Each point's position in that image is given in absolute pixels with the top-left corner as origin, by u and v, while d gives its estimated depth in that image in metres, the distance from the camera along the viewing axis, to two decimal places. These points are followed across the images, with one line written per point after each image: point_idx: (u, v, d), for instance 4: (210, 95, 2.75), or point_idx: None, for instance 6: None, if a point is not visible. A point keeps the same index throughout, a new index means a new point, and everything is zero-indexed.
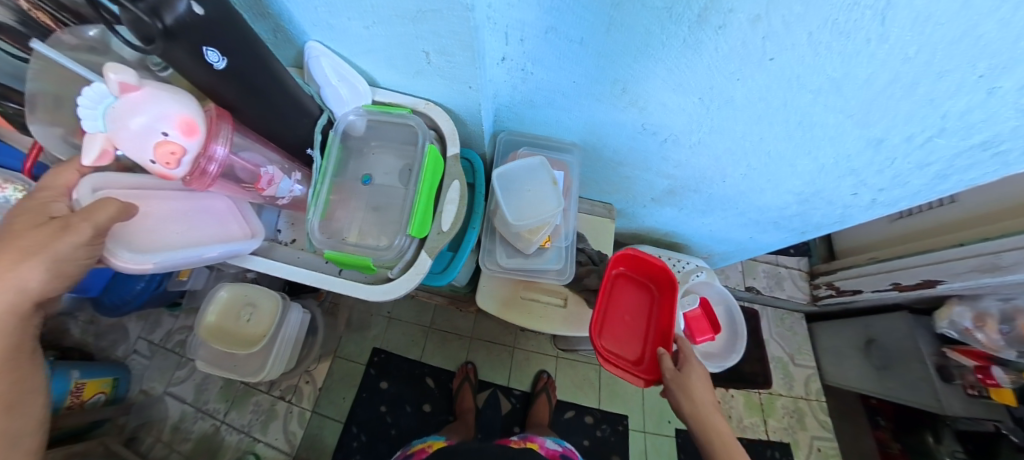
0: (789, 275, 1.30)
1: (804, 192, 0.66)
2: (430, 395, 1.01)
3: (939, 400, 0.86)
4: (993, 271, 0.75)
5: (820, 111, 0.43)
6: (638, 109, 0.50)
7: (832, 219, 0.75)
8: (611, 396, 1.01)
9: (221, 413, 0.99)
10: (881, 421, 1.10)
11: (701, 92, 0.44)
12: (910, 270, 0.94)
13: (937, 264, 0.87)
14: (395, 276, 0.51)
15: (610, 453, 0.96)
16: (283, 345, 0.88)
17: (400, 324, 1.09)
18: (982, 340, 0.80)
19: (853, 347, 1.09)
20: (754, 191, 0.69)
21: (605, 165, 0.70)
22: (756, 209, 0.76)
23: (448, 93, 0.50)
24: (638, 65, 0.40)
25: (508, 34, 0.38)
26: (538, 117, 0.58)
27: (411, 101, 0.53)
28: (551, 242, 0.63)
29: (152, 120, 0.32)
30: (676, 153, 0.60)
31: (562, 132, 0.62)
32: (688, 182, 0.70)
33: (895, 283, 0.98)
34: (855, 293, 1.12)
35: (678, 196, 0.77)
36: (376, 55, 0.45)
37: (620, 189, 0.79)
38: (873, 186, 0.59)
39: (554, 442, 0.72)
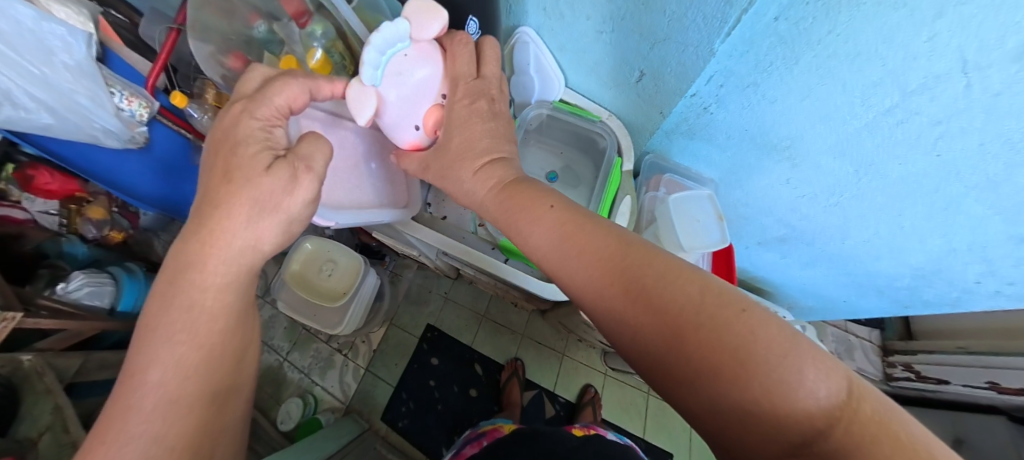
0: (860, 345, 1.22)
1: (923, 268, 0.63)
2: (477, 381, 1.05)
3: None
4: None
5: (970, 203, 0.43)
6: (790, 164, 0.51)
7: (945, 301, 0.71)
8: (657, 429, 0.99)
9: (284, 351, 1.07)
10: None
11: (858, 165, 0.45)
12: (1017, 372, 0.86)
13: None
14: None
15: None
16: (359, 304, 0.95)
17: (457, 306, 1.13)
18: None
19: None
20: (870, 257, 0.66)
21: (727, 202, 0.69)
22: (864, 273, 0.73)
23: (636, 111, 0.54)
24: (808, 126, 0.42)
25: (708, 77, 0.40)
26: (685, 148, 0.59)
27: (596, 108, 0.58)
28: None
29: (429, 77, 0.32)
30: (806, 207, 0.60)
31: (695, 167, 0.64)
32: (812, 237, 0.69)
33: (992, 382, 0.91)
34: (938, 383, 1.03)
35: (786, 243, 0.74)
36: (586, 57, 0.49)
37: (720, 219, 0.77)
38: (1001, 278, 0.56)
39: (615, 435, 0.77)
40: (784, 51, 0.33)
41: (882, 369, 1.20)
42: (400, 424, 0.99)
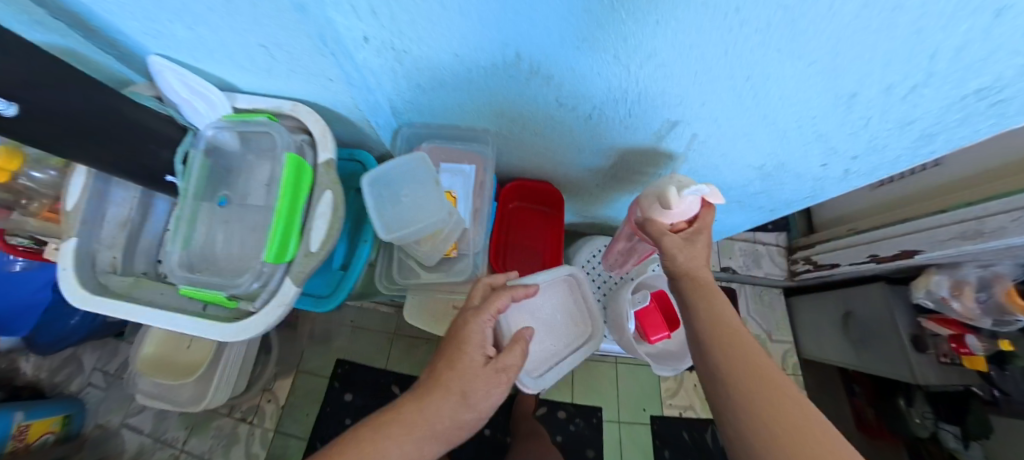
0: (766, 252, 1.25)
1: (767, 165, 0.60)
2: (396, 403, 1.02)
3: (913, 371, 0.90)
4: (977, 237, 0.75)
5: (776, 57, 0.32)
6: (544, 78, 0.43)
7: (804, 195, 0.72)
8: (585, 391, 1.07)
9: (180, 442, 0.97)
10: (857, 389, 1.20)
11: (616, 49, 0.34)
12: (892, 241, 0.93)
13: (923, 233, 0.86)
14: (256, 308, 0.55)
15: (585, 447, 1.01)
16: (228, 368, 0.86)
17: (366, 333, 1.08)
18: (958, 309, 0.86)
19: (831, 321, 1.12)
20: (707, 171, 0.65)
21: (525, 146, 0.67)
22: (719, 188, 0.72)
23: (322, 93, 0.52)
24: (528, 22, 0.31)
25: (354, 7, 0.31)
26: (437, 100, 0.53)
27: (274, 104, 0.57)
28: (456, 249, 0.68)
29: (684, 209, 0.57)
30: (611, 129, 0.54)
31: (479, 123, 0.61)
32: (626, 168, 0.67)
33: (873, 255, 0.98)
34: (832, 267, 1.09)
35: (618, 178, 0.72)
36: (221, 56, 0.48)
37: (546, 165, 0.74)
38: (845, 155, 0.53)
39: None
40: None
41: (787, 268, 1.24)
42: None
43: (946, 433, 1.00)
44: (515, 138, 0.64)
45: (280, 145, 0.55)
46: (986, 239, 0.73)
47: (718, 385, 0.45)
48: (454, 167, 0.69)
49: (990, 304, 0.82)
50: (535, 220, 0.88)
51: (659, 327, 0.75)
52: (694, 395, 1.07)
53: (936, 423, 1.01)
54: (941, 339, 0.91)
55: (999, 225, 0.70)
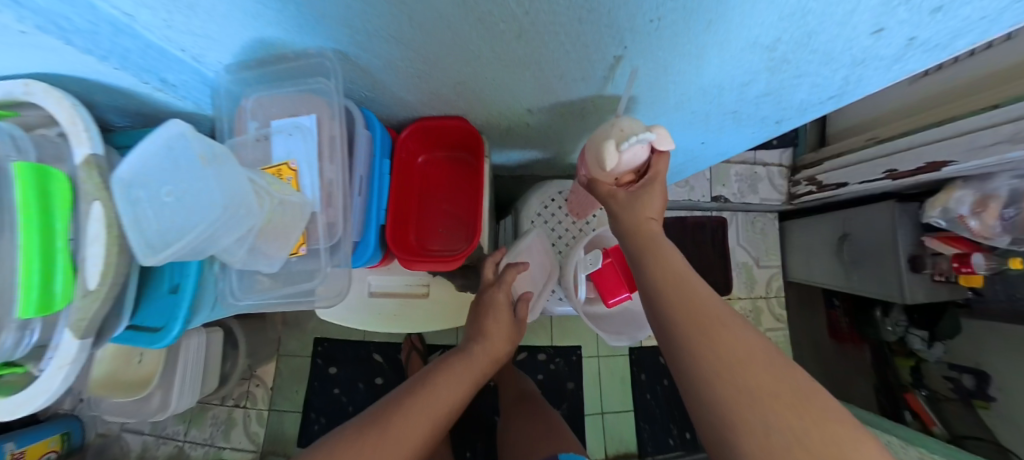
0: (765, 174, 1.13)
1: (780, 44, 0.37)
2: (381, 370, 1.00)
3: (902, 293, 0.86)
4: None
5: None
6: None
7: (825, 93, 0.51)
8: (563, 333, 1.06)
9: (181, 434, 0.98)
10: (836, 302, 1.22)
11: None
12: (919, 152, 0.78)
13: (960, 139, 0.70)
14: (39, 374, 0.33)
15: (565, 381, 1.03)
16: (188, 370, 0.80)
17: None
18: (974, 227, 0.78)
19: (825, 243, 1.05)
20: (688, 64, 0.42)
21: (420, 67, 0.45)
22: (710, 94, 0.51)
23: (69, 63, 0.33)
24: None
25: None
26: (235, 19, 0.33)
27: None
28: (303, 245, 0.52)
29: (635, 154, 0.42)
30: (507, 19, 0.33)
31: (317, 40, 0.39)
32: (569, 73, 0.44)
33: (890, 171, 0.84)
34: (838, 188, 0.98)
35: (557, 96, 0.51)
36: None
37: (463, 91, 0.52)
38: (921, 8, 0.30)
39: None
40: None
41: (787, 190, 1.14)
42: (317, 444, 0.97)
43: (913, 337, 1.05)
44: (387, 52, 0.41)
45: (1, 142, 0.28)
46: None
47: (665, 332, 0.37)
48: (288, 123, 0.50)
49: (1013, 221, 0.73)
50: (452, 174, 0.71)
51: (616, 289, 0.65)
52: None
53: (907, 329, 1.06)
54: (942, 259, 0.84)
55: None
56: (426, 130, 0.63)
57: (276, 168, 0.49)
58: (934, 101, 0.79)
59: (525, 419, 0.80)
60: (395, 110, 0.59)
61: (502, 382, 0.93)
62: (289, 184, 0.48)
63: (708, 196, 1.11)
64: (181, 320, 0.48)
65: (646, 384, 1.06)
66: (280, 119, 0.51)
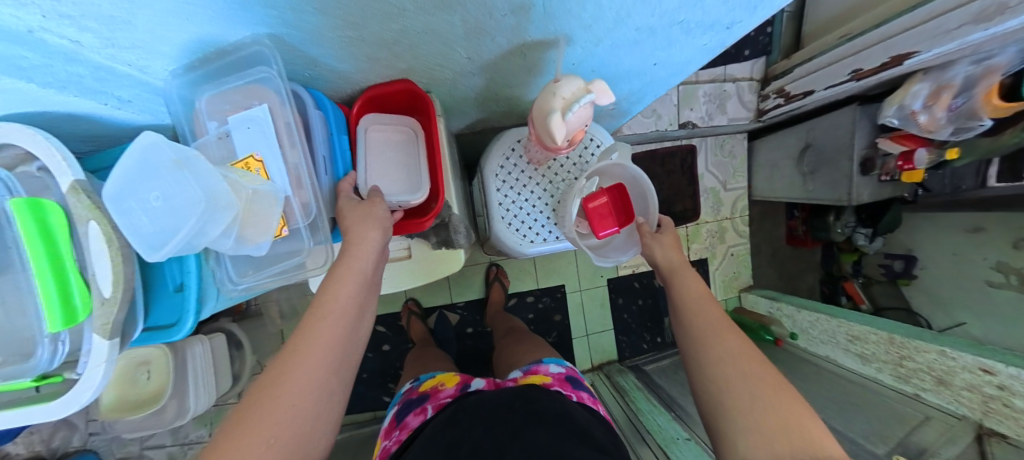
0: (735, 91, 1.10)
1: None
2: (385, 336, 1.08)
3: (849, 195, 0.91)
4: (992, 17, 0.58)
5: None
6: None
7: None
8: (547, 274, 1.13)
9: (207, 435, 1.08)
10: (795, 213, 1.31)
11: None
12: (885, 45, 0.76)
13: (929, 25, 0.68)
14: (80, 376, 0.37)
15: (553, 315, 1.13)
16: (199, 375, 0.85)
17: None
18: (923, 122, 0.80)
19: (789, 157, 1.08)
20: None
21: (355, 39, 0.37)
22: (639, 6, 0.40)
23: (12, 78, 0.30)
24: None
25: None
26: (152, 29, 0.28)
27: None
28: (287, 229, 0.41)
29: (581, 116, 0.44)
30: None
31: (241, 24, 0.31)
32: (494, 8, 0.35)
33: (855, 70, 0.83)
34: (804, 97, 0.98)
35: (490, 38, 0.41)
36: None
37: (403, 53, 0.42)
38: None
39: (557, 366, 0.63)
40: None
41: (756, 105, 1.13)
42: None
43: (859, 235, 1.14)
44: (317, 24, 0.33)
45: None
46: (1006, 18, 0.56)
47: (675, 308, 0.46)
48: (240, 119, 0.39)
49: (962, 109, 0.74)
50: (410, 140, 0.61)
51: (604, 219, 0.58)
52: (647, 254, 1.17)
53: (854, 228, 1.14)
54: (891, 159, 0.86)
55: None
56: (370, 92, 0.50)
57: (241, 161, 0.38)
58: None
59: (516, 345, 0.82)
60: (342, 85, 0.49)
61: (495, 324, 0.99)
62: (259, 176, 0.37)
63: (677, 123, 1.08)
64: (193, 312, 0.41)
65: (623, 306, 1.18)
66: (236, 114, 0.39)
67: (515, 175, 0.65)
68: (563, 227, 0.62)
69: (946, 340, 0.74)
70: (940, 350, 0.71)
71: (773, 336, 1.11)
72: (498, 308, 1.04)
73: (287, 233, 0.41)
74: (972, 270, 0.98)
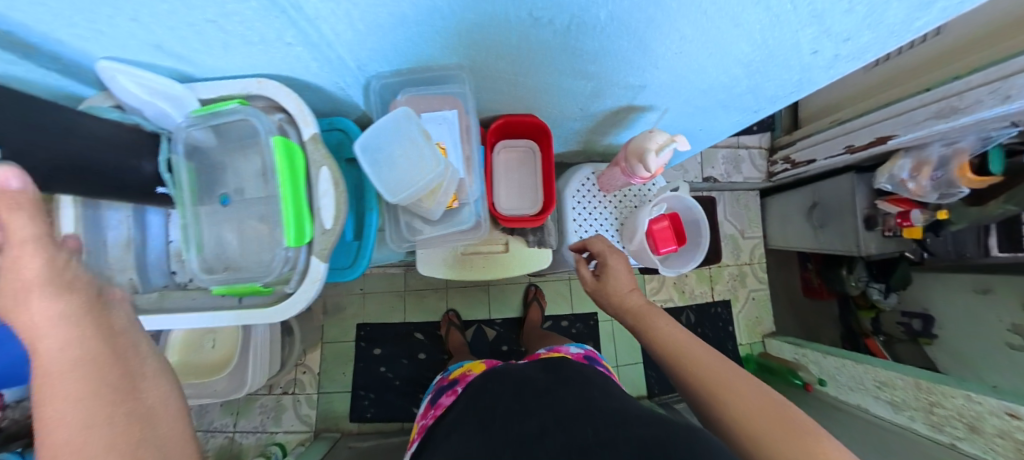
0: (747, 156, 1.29)
1: (753, 59, 0.52)
2: (422, 345, 1.11)
3: (858, 246, 1.04)
4: (949, 115, 0.78)
5: None
6: None
7: (788, 91, 0.63)
8: (581, 300, 1.22)
9: (230, 426, 1.05)
10: (809, 266, 1.41)
11: None
12: (868, 130, 0.95)
13: (899, 117, 0.88)
14: (293, 290, 0.45)
15: (583, 341, 1.19)
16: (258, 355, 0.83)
17: (376, 294, 1.13)
18: (912, 189, 0.94)
19: (800, 211, 1.23)
20: (692, 72, 0.54)
21: (514, 83, 0.56)
22: (701, 93, 0.62)
23: (282, 60, 0.40)
24: None
25: None
26: (400, 44, 0.41)
27: (237, 86, 0.43)
28: (458, 202, 0.57)
29: (665, 157, 0.61)
30: (592, 44, 0.45)
31: (460, 53, 0.45)
32: (616, 82, 0.56)
33: (849, 146, 1.01)
34: (808, 164, 1.16)
35: (603, 99, 0.62)
36: (158, 46, 0.36)
37: (534, 99, 0.62)
38: (836, 37, 0.46)
39: (579, 348, 0.77)
40: None
41: (766, 169, 1.30)
42: (369, 414, 1.07)
43: (873, 289, 1.23)
44: (505, 79, 0.55)
45: (262, 132, 0.43)
46: (960, 116, 0.77)
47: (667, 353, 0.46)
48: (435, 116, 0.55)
49: (942, 180, 0.89)
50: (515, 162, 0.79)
51: (667, 237, 0.70)
52: (674, 290, 1.25)
53: (868, 282, 1.23)
54: (891, 216, 1.00)
55: (975, 100, 0.73)
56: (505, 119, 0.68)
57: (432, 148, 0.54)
58: (885, 84, 0.96)
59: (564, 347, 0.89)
60: (490, 98, 0.61)
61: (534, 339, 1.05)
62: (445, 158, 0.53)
63: (700, 178, 1.28)
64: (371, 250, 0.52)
65: None
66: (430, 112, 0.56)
67: (585, 199, 0.78)
68: (629, 243, 0.75)
69: (971, 385, 0.79)
70: (964, 395, 0.76)
71: (802, 381, 1.14)
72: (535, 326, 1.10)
73: (457, 205, 0.57)
74: (989, 331, 1.03)
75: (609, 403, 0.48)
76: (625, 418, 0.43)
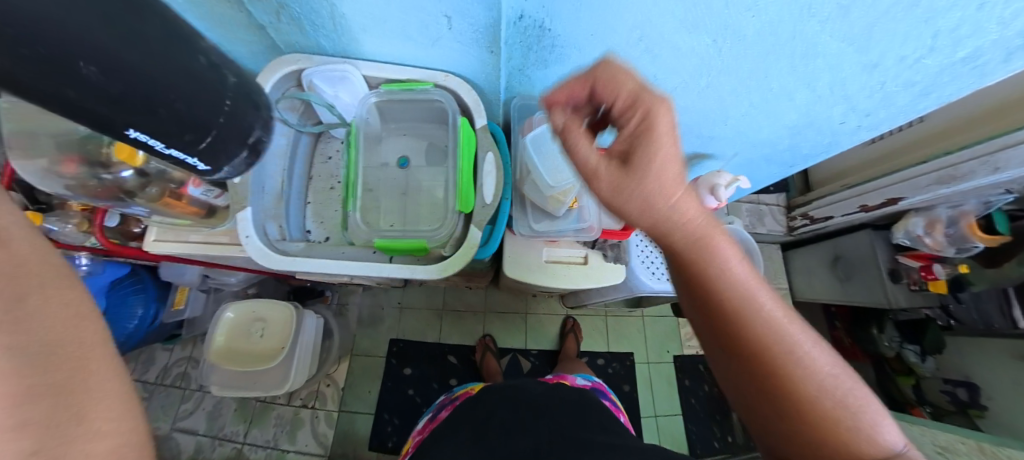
0: (768, 211, 1.41)
1: (797, 124, 0.65)
2: (455, 370, 1.07)
3: (888, 297, 1.08)
4: (950, 181, 0.90)
5: (827, 39, 0.43)
6: (648, 57, 0.47)
7: (818, 150, 0.75)
8: (617, 339, 1.16)
9: (241, 435, 1.00)
10: (838, 324, 1.41)
11: (714, 33, 0.42)
12: (878, 192, 1.07)
13: (904, 183, 1.00)
14: (449, 251, 0.58)
15: (622, 382, 1.11)
16: (303, 351, 0.83)
17: (415, 310, 1.13)
18: (930, 244, 1.02)
19: (823, 266, 1.29)
20: (748, 129, 0.69)
21: (610, 121, 0.68)
22: (750, 145, 0.75)
23: (470, 58, 0.54)
24: (646, 10, 0.38)
25: (525, 22, 0.41)
26: (547, 77, 0.55)
27: (429, 74, 0.59)
28: (576, 203, 0.63)
29: (727, 193, 0.69)
30: (682, 98, 0.59)
31: None
32: (689, 130, 0.70)
33: (863, 205, 1.12)
34: (827, 219, 1.26)
35: (678, 144, 0.75)
36: (389, 28, 0.49)
37: (616, 135, 0.74)
38: (861, 111, 0.60)
39: (583, 379, 0.80)
40: None
41: (786, 224, 1.40)
42: (389, 443, 0.99)
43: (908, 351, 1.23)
44: (601, 121, 0.69)
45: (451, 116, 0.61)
46: (959, 182, 0.89)
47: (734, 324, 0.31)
48: None
49: (956, 236, 0.97)
50: None
51: None
52: None
53: (901, 344, 1.25)
54: (914, 270, 1.06)
55: (970, 170, 0.86)
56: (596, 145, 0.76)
57: None
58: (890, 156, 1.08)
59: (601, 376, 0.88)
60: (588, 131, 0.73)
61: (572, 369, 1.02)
62: None
63: None
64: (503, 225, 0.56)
65: (690, 390, 1.13)
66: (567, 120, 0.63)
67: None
68: None
69: None
70: None
71: None
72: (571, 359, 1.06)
73: (576, 206, 0.63)
74: None
75: (610, 438, 0.53)
76: (637, 452, 0.49)
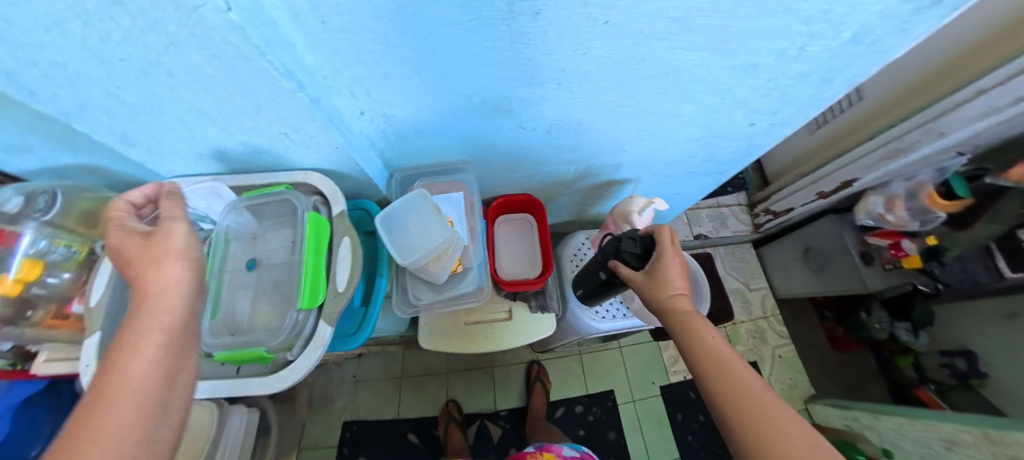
0: (730, 213, 1.38)
1: (702, 136, 0.63)
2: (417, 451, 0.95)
3: (864, 283, 1.02)
4: (899, 154, 0.86)
5: (679, 54, 0.40)
6: (506, 113, 0.48)
7: (741, 155, 0.71)
8: (595, 379, 1.05)
9: None
10: (826, 313, 1.35)
11: (554, 78, 0.41)
12: (828, 179, 1.04)
13: (852, 164, 0.97)
14: (293, 356, 0.48)
15: (606, 430, 1.00)
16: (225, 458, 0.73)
17: (370, 383, 1.01)
18: (892, 221, 0.96)
19: (795, 259, 1.24)
20: (654, 151, 0.66)
21: (504, 171, 0.65)
22: (667, 165, 0.72)
23: (325, 159, 0.50)
24: (477, 74, 0.38)
25: (354, 92, 0.39)
26: (418, 149, 0.54)
27: (286, 175, 0.54)
28: (463, 266, 0.57)
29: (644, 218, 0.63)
30: (566, 139, 0.57)
31: (468, 154, 0.58)
32: (591, 165, 0.67)
33: (820, 192, 1.09)
34: (788, 212, 1.23)
35: (587, 177, 0.73)
36: (244, 146, 0.47)
37: (525, 182, 0.70)
38: (765, 111, 0.57)
39: (569, 449, 0.70)
40: (421, 55, 0.34)
41: (751, 221, 1.37)
42: None
43: (900, 330, 1.15)
44: (497, 175, 0.67)
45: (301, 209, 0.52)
46: (908, 154, 0.85)
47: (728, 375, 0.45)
48: (443, 197, 0.59)
49: (917, 209, 0.91)
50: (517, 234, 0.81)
51: None
52: None
53: (892, 324, 1.17)
54: (884, 250, 1.00)
55: (914, 141, 0.82)
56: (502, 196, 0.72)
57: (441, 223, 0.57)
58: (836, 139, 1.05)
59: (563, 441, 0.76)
60: (492, 183, 0.69)
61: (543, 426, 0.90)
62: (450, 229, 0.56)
63: (690, 235, 1.34)
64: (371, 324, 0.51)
65: (683, 425, 1.02)
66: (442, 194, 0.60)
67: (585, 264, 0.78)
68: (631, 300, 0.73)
69: None
70: None
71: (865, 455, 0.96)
72: (542, 415, 0.94)
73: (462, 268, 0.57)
74: None
75: None
76: None
